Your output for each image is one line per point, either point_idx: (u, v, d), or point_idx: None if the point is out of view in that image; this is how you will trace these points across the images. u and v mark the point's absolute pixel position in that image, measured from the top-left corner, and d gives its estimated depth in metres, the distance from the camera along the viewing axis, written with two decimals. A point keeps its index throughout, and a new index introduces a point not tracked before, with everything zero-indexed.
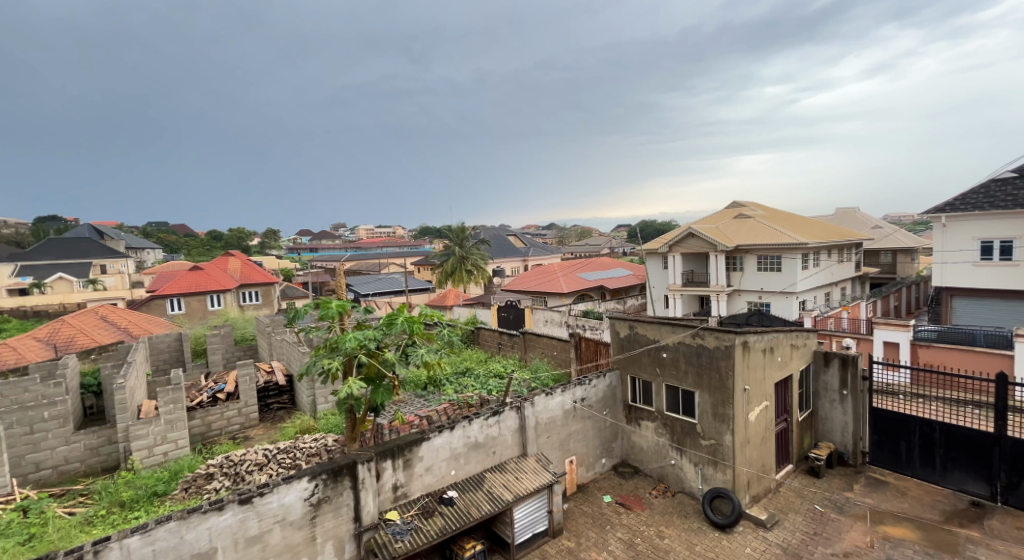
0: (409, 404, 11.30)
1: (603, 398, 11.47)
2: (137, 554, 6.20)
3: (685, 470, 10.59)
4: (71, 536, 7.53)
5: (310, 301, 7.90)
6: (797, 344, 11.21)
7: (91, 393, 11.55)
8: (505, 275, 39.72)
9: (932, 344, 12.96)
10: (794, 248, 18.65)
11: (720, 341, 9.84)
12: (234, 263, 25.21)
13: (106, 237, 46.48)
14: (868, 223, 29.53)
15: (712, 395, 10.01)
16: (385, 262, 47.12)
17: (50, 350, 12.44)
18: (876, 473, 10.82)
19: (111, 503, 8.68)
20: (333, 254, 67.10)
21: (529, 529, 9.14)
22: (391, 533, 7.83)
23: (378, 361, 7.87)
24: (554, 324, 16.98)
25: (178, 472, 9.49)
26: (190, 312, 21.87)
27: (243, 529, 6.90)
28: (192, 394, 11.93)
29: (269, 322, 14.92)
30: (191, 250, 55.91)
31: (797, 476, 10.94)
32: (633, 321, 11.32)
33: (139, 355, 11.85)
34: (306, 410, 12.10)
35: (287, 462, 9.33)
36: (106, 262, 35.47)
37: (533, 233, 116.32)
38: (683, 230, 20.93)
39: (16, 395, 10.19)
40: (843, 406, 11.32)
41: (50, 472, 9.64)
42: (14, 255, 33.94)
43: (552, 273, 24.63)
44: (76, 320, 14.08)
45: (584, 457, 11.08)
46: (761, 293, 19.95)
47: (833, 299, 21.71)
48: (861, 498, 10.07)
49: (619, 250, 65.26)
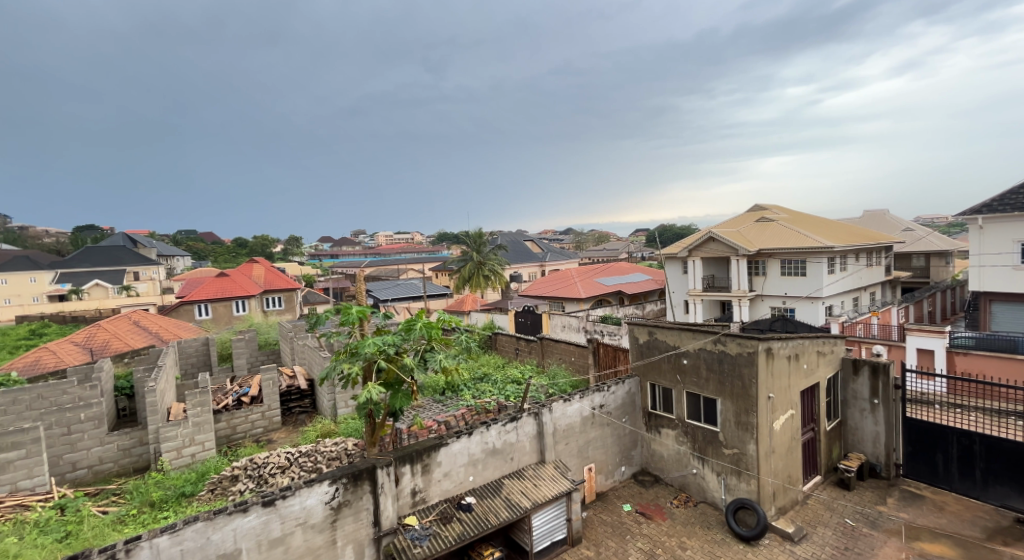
0: (428, 409, 11.43)
1: (622, 405, 11.33)
2: (166, 554, 6.38)
3: (707, 479, 10.36)
4: (105, 534, 7.85)
5: (331, 307, 8.06)
6: (824, 350, 10.89)
7: (125, 395, 12.03)
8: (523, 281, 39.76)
9: (971, 351, 12.36)
10: (819, 252, 18.15)
11: (743, 348, 9.63)
12: (258, 269, 25.94)
13: (139, 246, 48.53)
14: (899, 226, 28.52)
15: (735, 403, 9.78)
16: (404, 267, 47.66)
17: (87, 354, 12.99)
18: (911, 487, 10.39)
19: (141, 503, 8.98)
20: (355, 260, 68.46)
21: (547, 537, 9.06)
22: (410, 539, 7.90)
23: (397, 367, 8.00)
24: (572, 329, 16.92)
25: (205, 474, 9.83)
26: (216, 317, 22.51)
27: (267, 530, 7.03)
28: (218, 399, 12.23)
29: (292, 327, 15.21)
30: (219, 257, 57.69)
31: (826, 488, 10.58)
32: (653, 327, 11.17)
33: (169, 358, 12.26)
34: (327, 414, 12.31)
35: (309, 466, 9.53)
36: (139, 269, 36.99)
37: (553, 239, 116.47)
38: (704, 234, 20.60)
39: (54, 396, 10.60)
40: (874, 416, 10.91)
41: (86, 472, 10.04)
42: (54, 262, 35.48)
43: (569, 279, 24.52)
44: (111, 325, 14.64)
45: (603, 464, 10.95)
46: (785, 298, 19.42)
47: (862, 304, 21.00)
48: (895, 513, 9.65)
49: (638, 254, 64.82)
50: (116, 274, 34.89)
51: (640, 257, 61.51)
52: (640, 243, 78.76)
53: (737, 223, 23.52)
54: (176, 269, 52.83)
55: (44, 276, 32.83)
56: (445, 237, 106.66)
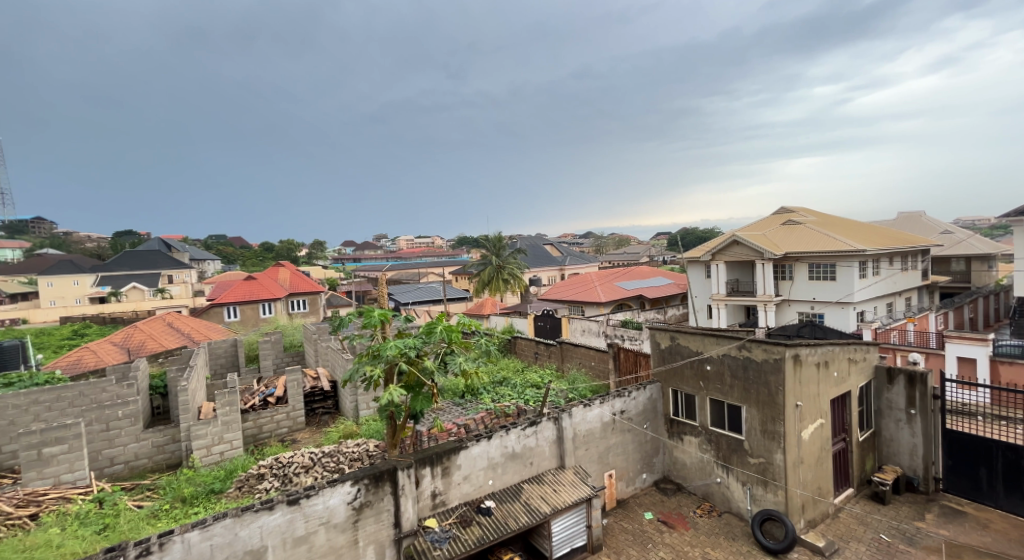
0: (447, 412, 11.53)
1: (643, 411, 11.16)
2: (196, 548, 6.57)
3: (732, 489, 10.09)
4: (139, 528, 8.16)
5: (354, 309, 8.16)
6: (856, 357, 10.49)
7: (159, 394, 12.51)
8: (542, 284, 39.66)
9: (1017, 360, 11.74)
10: (851, 256, 17.53)
11: (769, 354, 9.36)
12: (284, 272, 26.55)
13: (173, 251, 50.46)
14: (936, 228, 27.34)
15: (761, 411, 9.51)
16: (425, 271, 48.24)
17: (124, 354, 13.58)
18: (952, 502, 9.88)
19: (174, 499, 9.32)
20: (380, 265, 69.48)
21: (567, 543, 8.97)
22: (430, 541, 7.94)
23: (417, 369, 8.08)
24: (591, 333, 16.78)
25: (233, 472, 10.14)
26: (244, 319, 23.24)
27: (292, 529, 7.18)
28: (246, 398, 12.61)
29: (315, 329, 15.54)
30: (247, 260, 59.25)
31: (859, 502, 10.17)
32: (675, 331, 10.99)
33: (200, 359, 12.69)
34: (349, 415, 12.56)
35: (332, 466, 9.71)
36: (173, 272, 38.51)
37: (576, 243, 115.86)
38: (728, 237, 20.10)
39: (94, 394, 11.08)
40: (911, 427, 10.43)
41: (123, 467, 10.46)
42: (95, 266, 37.16)
43: (589, 282, 24.33)
44: (147, 326, 15.26)
45: (624, 471, 10.80)
46: (814, 303, 18.81)
47: (897, 310, 20.16)
48: (935, 529, 9.20)
49: (661, 257, 63.98)
50: (153, 278, 36.36)
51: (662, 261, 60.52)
52: (659, 247, 77.45)
53: (762, 226, 22.93)
54: (208, 272, 54.60)
55: (86, 279, 34.39)
56: (465, 241, 106.90)
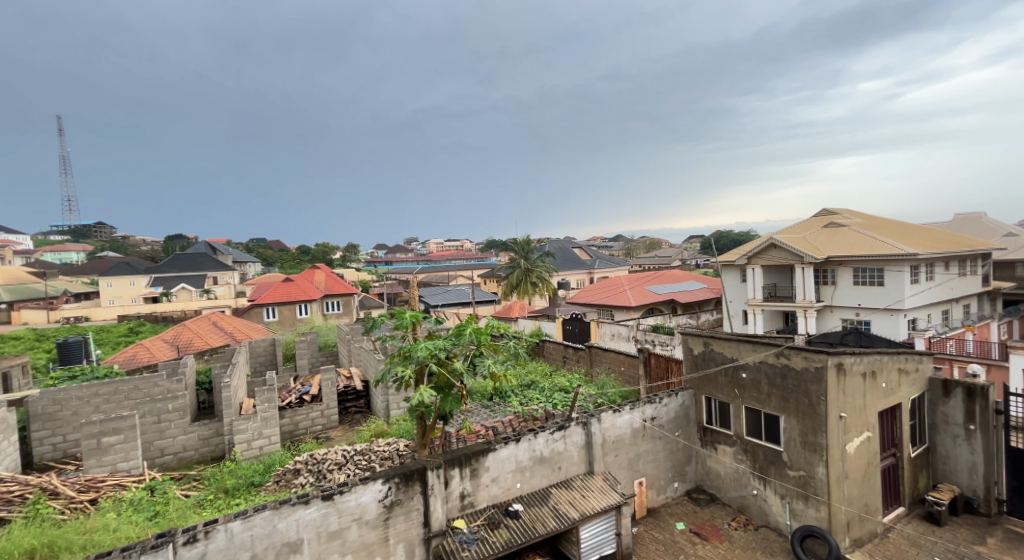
0: (475, 413, 11.59)
1: (675, 418, 10.86)
2: (238, 537, 6.83)
3: (770, 502, 9.66)
4: (186, 516, 8.58)
5: (386, 311, 8.25)
6: (906, 368, 9.85)
7: (205, 389, 13.14)
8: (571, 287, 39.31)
9: None
10: (900, 260, 16.50)
11: (810, 362, 8.92)
12: (320, 274, 27.44)
13: (220, 254, 52.94)
14: (997, 230, 25.57)
15: (801, 422, 9.08)
16: (455, 274, 48.70)
17: (174, 350, 14.43)
18: (1017, 527, 9.13)
19: (218, 489, 9.75)
20: (415, 267, 70.64)
21: (595, 550, 8.82)
22: (459, 542, 8.00)
23: (447, 371, 8.13)
24: (621, 338, 16.50)
25: (272, 466, 10.54)
26: (282, 319, 24.12)
27: (326, 523, 7.36)
28: (282, 396, 13.11)
29: (349, 330, 15.95)
30: (287, 262, 61.55)
31: (911, 522, 9.53)
32: (709, 337, 10.63)
33: (242, 357, 13.25)
34: (380, 415, 12.82)
35: (363, 464, 9.92)
36: (218, 274, 40.55)
37: (609, 245, 114.48)
38: (765, 240, 19.33)
39: (147, 388, 11.70)
40: (970, 444, 9.70)
41: (172, 458, 11.04)
42: (151, 267, 39.39)
43: (619, 286, 23.96)
44: (194, 324, 16.15)
45: (654, 479, 10.53)
46: (859, 309, 17.83)
47: (954, 318, 18.88)
48: (997, 555, 8.51)
49: (697, 259, 62.39)
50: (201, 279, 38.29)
51: (697, 264, 58.95)
52: (694, 251, 75.67)
53: (803, 228, 21.94)
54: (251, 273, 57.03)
55: (142, 279, 36.57)
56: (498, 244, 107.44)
